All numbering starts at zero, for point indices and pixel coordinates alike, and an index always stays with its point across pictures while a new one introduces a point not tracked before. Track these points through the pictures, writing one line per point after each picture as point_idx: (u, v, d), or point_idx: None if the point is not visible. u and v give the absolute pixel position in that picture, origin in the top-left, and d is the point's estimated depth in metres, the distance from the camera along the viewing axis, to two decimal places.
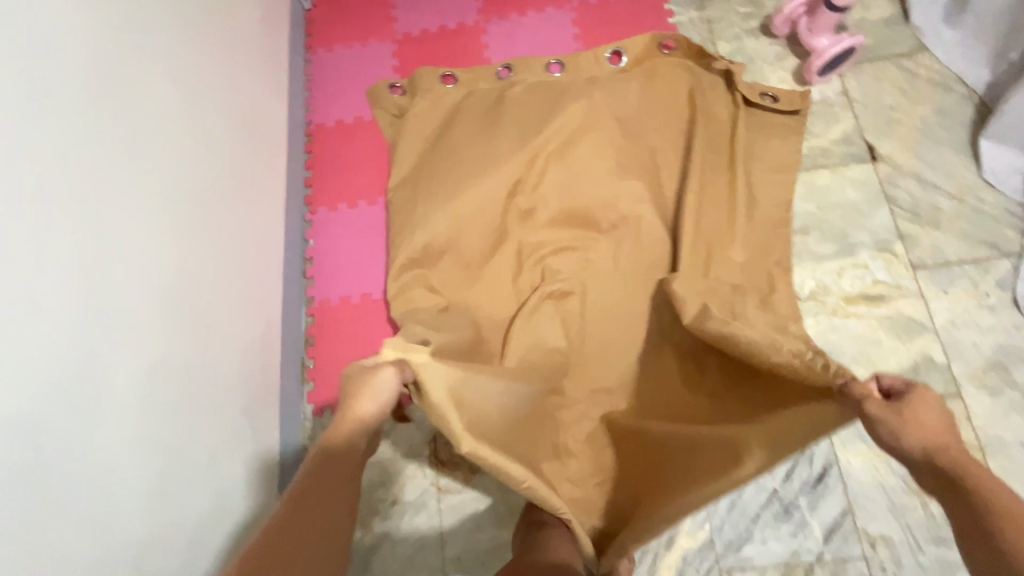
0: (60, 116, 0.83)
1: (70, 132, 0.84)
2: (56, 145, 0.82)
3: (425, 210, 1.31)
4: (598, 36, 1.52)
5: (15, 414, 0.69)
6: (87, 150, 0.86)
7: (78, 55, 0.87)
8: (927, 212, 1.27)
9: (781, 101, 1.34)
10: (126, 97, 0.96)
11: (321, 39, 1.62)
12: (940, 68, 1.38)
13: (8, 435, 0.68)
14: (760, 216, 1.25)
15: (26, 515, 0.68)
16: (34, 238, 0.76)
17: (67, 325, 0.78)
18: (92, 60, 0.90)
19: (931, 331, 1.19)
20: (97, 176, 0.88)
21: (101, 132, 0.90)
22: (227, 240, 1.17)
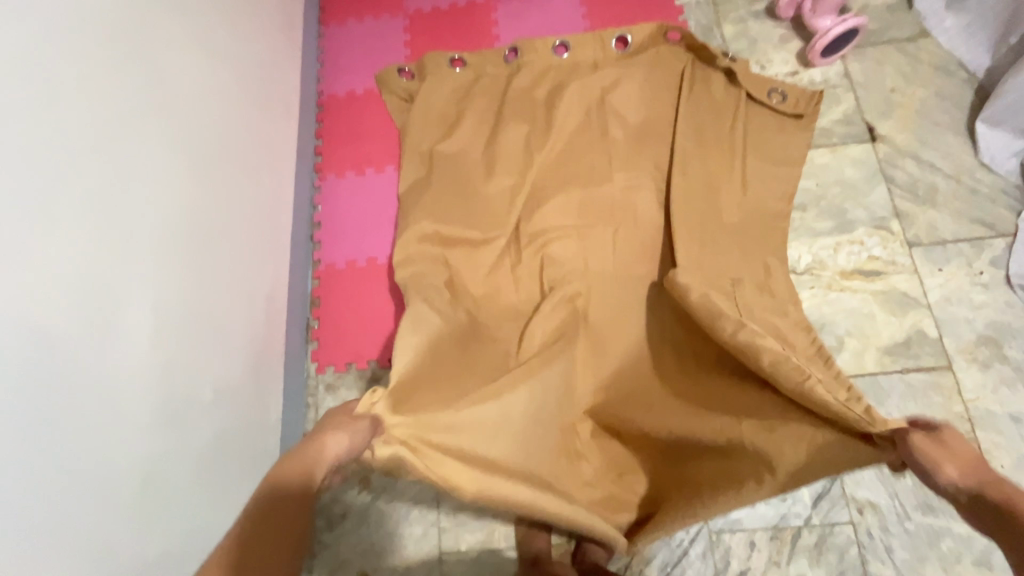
0: (87, 53, 0.86)
1: (95, 69, 0.88)
2: (84, 79, 0.85)
3: (434, 194, 1.39)
4: (606, 15, 1.55)
5: (34, 326, 0.72)
6: (108, 89, 0.89)
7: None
8: (924, 192, 1.29)
9: (789, 100, 1.35)
10: (145, 43, 0.99)
11: (335, 13, 1.66)
12: (942, 53, 1.40)
13: (26, 344, 0.71)
14: (760, 191, 1.28)
15: (41, 422, 0.72)
16: (61, 164, 0.80)
17: (86, 250, 0.82)
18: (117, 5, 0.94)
19: (925, 306, 1.21)
20: (117, 113, 0.90)
21: (121, 73, 0.92)
22: (239, 194, 1.20)
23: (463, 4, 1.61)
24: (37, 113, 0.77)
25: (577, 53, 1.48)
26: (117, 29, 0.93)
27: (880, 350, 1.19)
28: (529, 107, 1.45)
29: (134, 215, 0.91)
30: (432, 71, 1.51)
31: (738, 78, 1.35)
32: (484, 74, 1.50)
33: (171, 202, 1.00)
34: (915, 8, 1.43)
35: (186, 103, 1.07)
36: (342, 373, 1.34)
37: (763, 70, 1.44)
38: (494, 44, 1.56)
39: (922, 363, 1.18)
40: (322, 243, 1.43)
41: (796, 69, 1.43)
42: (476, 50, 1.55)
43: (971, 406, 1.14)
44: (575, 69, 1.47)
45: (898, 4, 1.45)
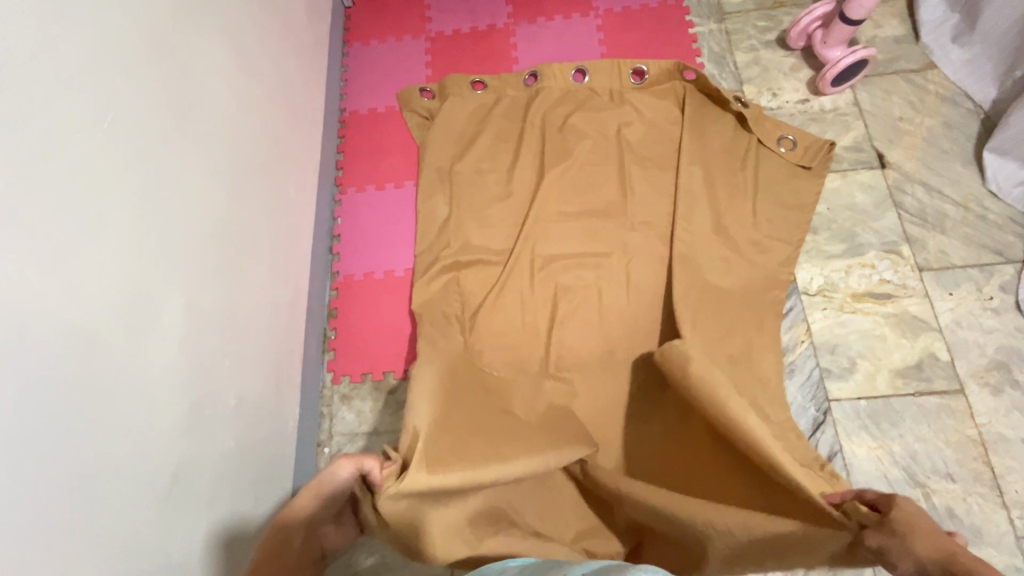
0: (139, 64, 0.90)
1: (145, 80, 0.92)
2: (135, 90, 0.90)
3: (455, 209, 1.44)
4: (623, 41, 1.60)
5: (77, 323, 0.75)
6: (152, 98, 0.93)
7: (156, 14, 0.96)
8: (933, 218, 1.32)
9: (797, 149, 1.38)
10: (187, 55, 1.02)
11: (359, 34, 1.71)
12: (949, 84, 1.44)
13: (69, 340, 0.74)
14: (769, 216, 1.33)
15: (80, 415, 0.74)
16: (112, 169, 0.83)
17: (128, 252, 0.85)
18: (167, 21, 0.98)
19: (935, 330, 1.23)
20: (158, 120, 0.94)
21: (164, 82, 0.96)
22: (267, 203, 1.23)
23: (483, 28, 1.67)
24: (89, 119, 0.80)
25: (594, 77, 1.52)
26: (163, 41, 0.97)
27: (892, 372, 1.20)
28: (547, 128, 1.49)
29: (170, 219, 0.94)
30: (452, 91, 1.55)
31: (749, 124, 1.40)
32: (504, 96, 1.55)
33: (203, 209, 1.03)
34: (921, 40, 1.48)
35: (221, 114, 1.10)
36: (357, 384, 1.36)
37: (774, 97, 1.49)
38: (514, 67, 1.61)
39: (934, 386, 1.19)
40: (341, 255, 1.46)
41: (807, 97, 1.48)
42: (496, 72, 1.61)
43: (984, 430, 1.15)
44: (592, 93, 1.52)
45: (905, 37, 1.50)
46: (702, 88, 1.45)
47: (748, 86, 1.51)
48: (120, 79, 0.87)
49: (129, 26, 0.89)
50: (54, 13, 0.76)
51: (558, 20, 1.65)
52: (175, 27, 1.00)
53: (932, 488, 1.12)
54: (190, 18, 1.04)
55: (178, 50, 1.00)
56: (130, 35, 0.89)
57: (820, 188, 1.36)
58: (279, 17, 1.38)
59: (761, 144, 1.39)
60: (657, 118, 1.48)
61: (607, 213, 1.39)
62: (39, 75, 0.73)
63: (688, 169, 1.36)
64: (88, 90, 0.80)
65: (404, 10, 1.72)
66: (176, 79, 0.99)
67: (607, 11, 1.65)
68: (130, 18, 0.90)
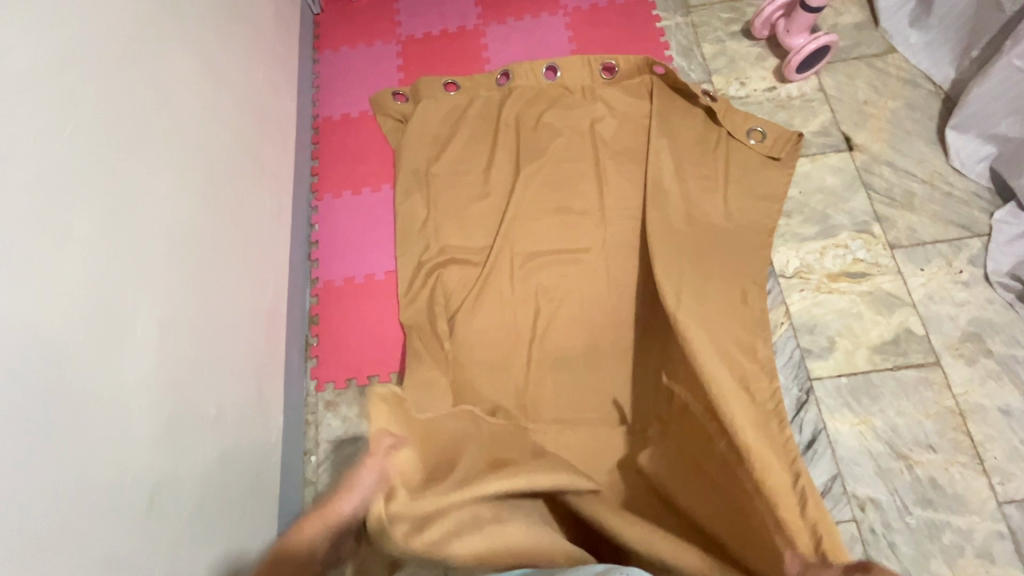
0: (98, 70, 0.89)
1: (107, 87, 0.90)
2: (97, 98, 0.88)
3: (432, 210, 1.44)
4: (592, 38, 1.62)
5: (44, 333, 0.73)
6: (114, 107, 0.91)
7: (116, 21, 0.94)
8: (901, 196, 1.35)
9: (767, 139, 1.41)
10: (151, 65, 1.01)
11: (329, 41, 1.71)
12: (910, 67, 1.48)
13: (35, 352, 0.72)
14: (739, 203, 1.36)
15: (52, 427, 0.72)
16: (75, 177, 0.81)
17: (96, 262, 0.83)
18: (128, 27, 0.97)
19: (910, 305, 1.25)
20: (122, 128, 0.92)
21: (128, 90, 0.95)
22: (239, 209, 1.22)
23: (454, 30, 1.68)
24: (51, 128, 0.79)
25: (566, 74, 1.54)
26: (125, 49, 0.95)
27: (870, 349, 1.22)
28: (521, 126, 1.50)
29: (139, 230, 0.92)
30: (425, 94, 1.55)
31: (718, 118, 1.43)
32: (477, 96, 1.56)
33: (173, 217, 1.01)
34: (881, 26, 1.52)
35: (188, 123, 1.09)
36: (342, 390, 1.34)
37: (742, 87, 1.51)
38: (486, 67, 1.62)
39: (912, 360, 1.21)
40: (320, 261, 1.45)
41: (773, 85, 1.50)
42: (468, 72, 1.61)
43: (961, 400, 1.17)
44: (565, 90, 1.53)
45: (865, 23, 1.54)
46: (671, 84, 1.48)
47: (716, 77, 1.53)
48: (81, 86, 0.85)
49: (87, 31, 0.88)
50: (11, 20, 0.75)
51: (527, 20, 1.67)
52: (137, 36, 0.99)
53: (914, 460, 1.14)
54: (152, 26, 1.03)
55: (140, 57, 0.99)
56: (91, 43, 0.88)
57: (791, 175, 1.38)
58: (246, 25, 1.37)
59: (729, 137, 1.43)
60: (629, 111, 1.49)
61: (583, 207, 1.40)
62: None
63: (659, 162, 1.39)
64: (48, 98, 0.79)
65: (374, 15, 1.72)
66: (140, 87, 0.98)
67: (575, 9, 1.67)
68: (88, 23, 0.88)
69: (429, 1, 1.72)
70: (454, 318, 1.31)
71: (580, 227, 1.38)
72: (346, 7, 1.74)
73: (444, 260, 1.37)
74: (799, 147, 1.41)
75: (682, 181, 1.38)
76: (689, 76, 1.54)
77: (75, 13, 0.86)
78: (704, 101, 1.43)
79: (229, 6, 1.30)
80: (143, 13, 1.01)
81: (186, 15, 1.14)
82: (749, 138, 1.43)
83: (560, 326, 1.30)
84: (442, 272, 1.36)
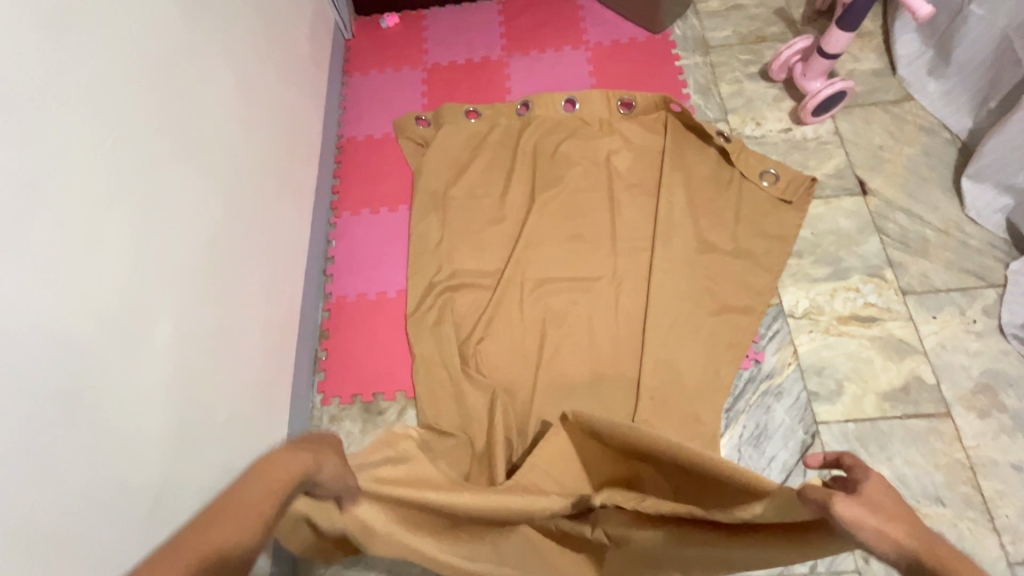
0: (142, 87, 0.94)
1: (148, 102, 0.95)
2: (140, 113, 0.93)
3: (446, 232, 1.47)
4: (612, 73, 1.66)
5: (70, 335, 0.77)
6: (152, 117, 0.96)
7: (165, 42, 1.00)
8: (915, 242, 1.35)
9: (781, 182, 1.43)
10: (190, 81, 1.07)
11: (358, 65, 1.77)
12: (926, 115, 1.50)
13: (60, 352, 0.75)
14: (749, 241, 1.37)
15: (69, 426, 0.75)
16: (111, 187, 0.86)
17: (124, 268, 0.87)
18: (174, 47, 1.03)
19: (921, 353, 1.24)
20: (157, 140, 0.97)
21: (166, 104, 1.00)
22: (261, 223, 1.26)
23: (478, 60, 1.73)
24: (93, 139, 0.83)
25: (585, 107, 1.58)
26: (167, 65, 1.01)
27: (879, 395, 1.21)
28: (538, 155, 1.53)
29: (164, 238, 0.96)
30: (446, 120, 1.60)
31: (732, 158, 1.46)
32: (497, 124, 1.60)
33: (199, 228, 1.05)
34: (899, 73, 1.54)
35: (219, 138, 1.14)
36: (347, 405, 1.36)
37: (758, 127, 1.53)
38: (507, 96, 1.67)
39: (922, 409, 1.19)
40: (334, 277, 1.48)
41: (789, 126, 1.52)
42: (490, 101, 1.66)
43: (972, 453, 1.15)
44: (583, 122, 1.57)
45: (883, 70, 1.56)
46: (688, 121, 1.51)
47: (733, 116, 1.56)
48: (124, 99, 0.90)
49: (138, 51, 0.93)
50: (67, 36, 0.80)
51: (550, 53, 1.72)
52: (179, 52, 1.04)
53: (922, 512, 1.12)
54: (195, 45, 1.09)
55: (180, 74, 1.04)
56: (137, 58, 0.93)
57: (803, 217, 1.39)
58: (282, 46, 1.43)
59: (742, 177, 1.45)
60: (645, 146, 1.52)
61: (595, 236, 1.42)
62: (51, 96, 0.76)
63: (670, 200, 1.42)
64: (93, 110, 0.84)
65: (402, 43, 1.79)
66: (177, 102, 1.03)
67: (597, 44, 1.71)
68: (138, 42, 0.94)
69: (456, 31, 1.79)
70: (461, 341, 1.33)
71: (591, 256, 1.40)
72: (377, 34, 1.82)
73: (455, 281, 1.39)
74: (812, 190, 1.42)
75: (694, 218, 1.41)
76: (705, 115, 1.57)
77: (125, 31, 0.91)
78: (719, 141, 1.46)
79: (269, 29, 1.37)
80: (188, 32, 1.07)
81: (228, 37, 1.20)
82: (763, 179, 1.45)
83: (564, 353, 1.30)
84: (453, 294, 1.38)
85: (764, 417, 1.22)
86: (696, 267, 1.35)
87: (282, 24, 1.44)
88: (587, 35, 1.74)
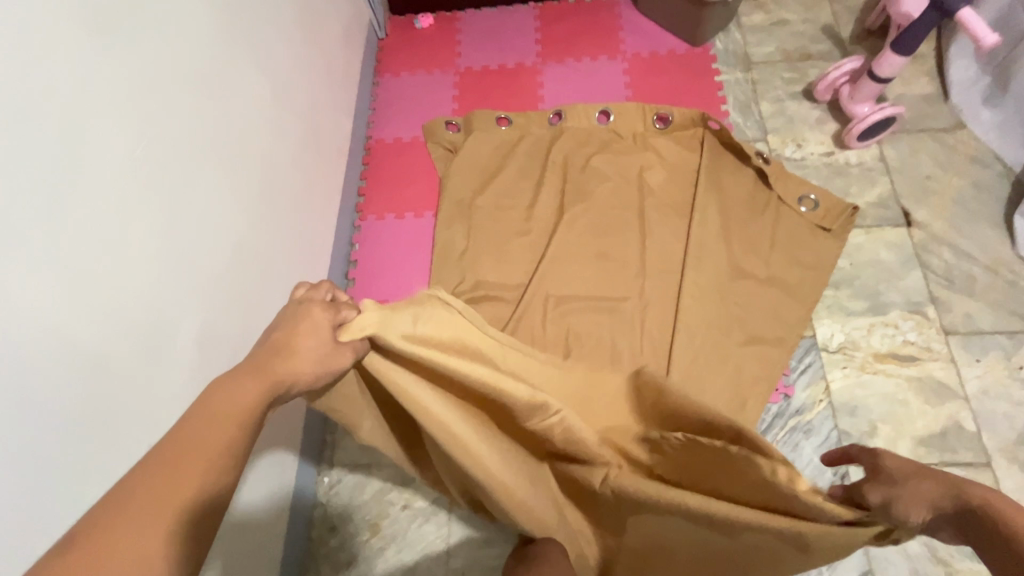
0: (173, 94, 0.92)
1: (178, 109, 0.94)
2: (170, 120, 0.92)
3: (471, 243, 1.44)
4: (648, 86, 1.62)
5: (92, 351, 0.75)
6: (182, 123, 0.95)
7: (197, 47, 0.99)
8: (960, 279, 1.29)
9: (820, 208, 1.38)
10: (221, 85, 1.05)
11: (391, 65, 1.75)
12: (979, 145, 1.43)
13: (82, 369, 0.74)
14: (784, 269, 1.33)
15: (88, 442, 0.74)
16: (139, 197, 0.85)
17: (148, 279, 0.86)
18: (206, 51, 1.01)
19: (962, 398, 1.18)
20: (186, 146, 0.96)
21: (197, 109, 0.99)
22: (285, 229, 1.24)
23: (512, 66, 1.70)
24: (124, 147, 0.82)
25: (619, 119, 1.54)
26: (199, 69, 0.99)
27: (915, 440, 1.16)
28: (569, 168, 1.50)
29: (190, 245, 0.95)
30: (477, 126, 1.58)
31: (769, 181, 1.41)
32: (528, 133, 1.57)
33: (224, 235, 1.04)
34: (951, 100, 1.47)
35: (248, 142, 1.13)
36: None
37: (798, 149, 1.48)
38: (540, 105, 1.64)
39: (960, 458, 1.13)
40: (356, 280, 1.47)
41: (831, 150, 1.47)
42: (522, 109, 1.63)
43: None
44: (616, 135, 1.53)
45: (934, 95, 1.49)
46: (725, 140, 1.47)
47: (772, 137, 1.50)
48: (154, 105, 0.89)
49: (169, 57, 0.92)
50: (100, 43, 0.79)
51: (585, 62, 1.68)
52: (210, 56, 1.03)
53: (955, 568, 1.06)
54: (227, 48, 1.07)
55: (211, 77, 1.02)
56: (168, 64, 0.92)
57: (841, 247, 1.34)
58: (315, 47, 1.42)
59: (780, 201, 1.40)
60: (679, 163, 1.48)
61: (623, 255, 1.39)
62: (83, 105, 0.75)
63: (703, 221, 1.38)
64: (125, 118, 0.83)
65: (436, 45, 1.76)
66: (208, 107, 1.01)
67: (634, 55, 1.67)
68: (170, 48, 0.92)
69: (490, 35, 1.76)
70: None
71: (619, 276, 1.36)
72: (411, 34, 1.80)
73: (477, 293, 1.37)
74: (853, 219, 1.37)
75: (727, 241, 1.36)
76: (744, 133, 1.52)
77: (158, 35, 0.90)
78: (758, 163, 1.41)
79: (301, 31, 1.35)
80: (220, 34, 1.05)
81: (260, 40, 1.19)
82: (801, 204, 1.40)
83: None
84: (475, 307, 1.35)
85: (791, 455, 1.18)
86: (727, 293, 1.30)
87: (316, 24, 1.42)
88: (625, 45, 1.69)
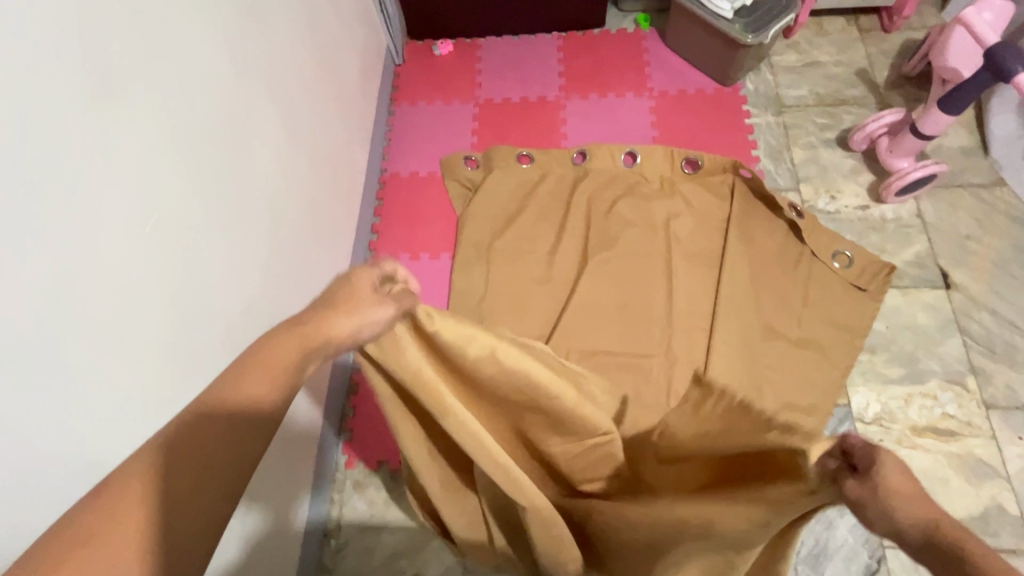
0: (195, 136, 0.80)
1: (200, 153, 0.81)
2: (190, 166, 0.79)
3: (489, 289, 1.38)
4: (676, 126, 1.56)
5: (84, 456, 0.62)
6: (201, 168, 0.82)
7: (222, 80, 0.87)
8: (1001, 348, 1.23)
9: (855, 266, 1.32)
10: (237, 120, 0.91)
11: (407, 93, 1.69)
12: (1019, 204, 1.37)
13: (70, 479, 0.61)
14: (818, 330, 1.27)
15: None
16: (150, 262, 0.72)
17: (157, 357, 0.73)
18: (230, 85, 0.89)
19: (1004, 478, 1.13)
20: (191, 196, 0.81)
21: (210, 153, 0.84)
22: (296, 274, 1.13)
23: (534, 99, 1.64)
24: (136, 204, 0.69)
25: (645, 162, 1.48)
26: (215, 107, 0.85)
27: None
28: (593, 212, 1.44)
29: (207, 306, 0.83)
30: (497, 163, 1.52)
31: (803, 235, 1.35)
32: (550, 172, 1.51)
33: (239, 291, 0.92)
34: (991, 155, 1.42)
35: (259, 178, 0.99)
36: (372, 471, 1.24)
37: (832, 201, 1.42)
38: (563, 142, 1.58)
39: (1002, 544, 1.08)
40: None
41: (866, 203, 1.41)
42: (545, 146, 1.57)
43: None
44: (642, 179, 1.47)
45: (973, 148, 1.44)
46: (759, 189, 1.40)
47: (805, 186, 1.45)
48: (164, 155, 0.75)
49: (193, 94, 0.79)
50: (117, 79, 0.65)
51: (610, 98, 1.62)
52: (224, 85, 0.88)
53: None
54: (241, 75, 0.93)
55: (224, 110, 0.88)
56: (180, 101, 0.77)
57: (877, 309, 1.28)
58: (331, 72, 1.31)
59: (814, 256, 1.34)
60: (708, 211, 1.42)
61: (649, 308, 1.33)
62: (96, 166, 0.63)
63: (734, 276, 1.32)
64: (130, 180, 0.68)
65: (455, 73, 1.70)
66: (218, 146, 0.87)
67: (661, 92, 1.61)
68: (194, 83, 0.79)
69: (511, 64, 1.69)
70: None
71: (646, 331, 1.30)
72: (429, 61, 1.73)
73: None
74: (890, 279, 1.31)
75: (758, 297, 1.30)
76: (775, 181, 1.46)
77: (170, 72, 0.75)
78: (791, 216, 1.36)
79: (321, 55, 1.25)
80: (236, 60, 0.91)
81: (281, 67, 1.07)
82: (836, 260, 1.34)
83: None
84: None
85: (825, 533, 1.11)
86: (758, 355, 1.25)
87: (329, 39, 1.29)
88: (651, 81, 1.63)
